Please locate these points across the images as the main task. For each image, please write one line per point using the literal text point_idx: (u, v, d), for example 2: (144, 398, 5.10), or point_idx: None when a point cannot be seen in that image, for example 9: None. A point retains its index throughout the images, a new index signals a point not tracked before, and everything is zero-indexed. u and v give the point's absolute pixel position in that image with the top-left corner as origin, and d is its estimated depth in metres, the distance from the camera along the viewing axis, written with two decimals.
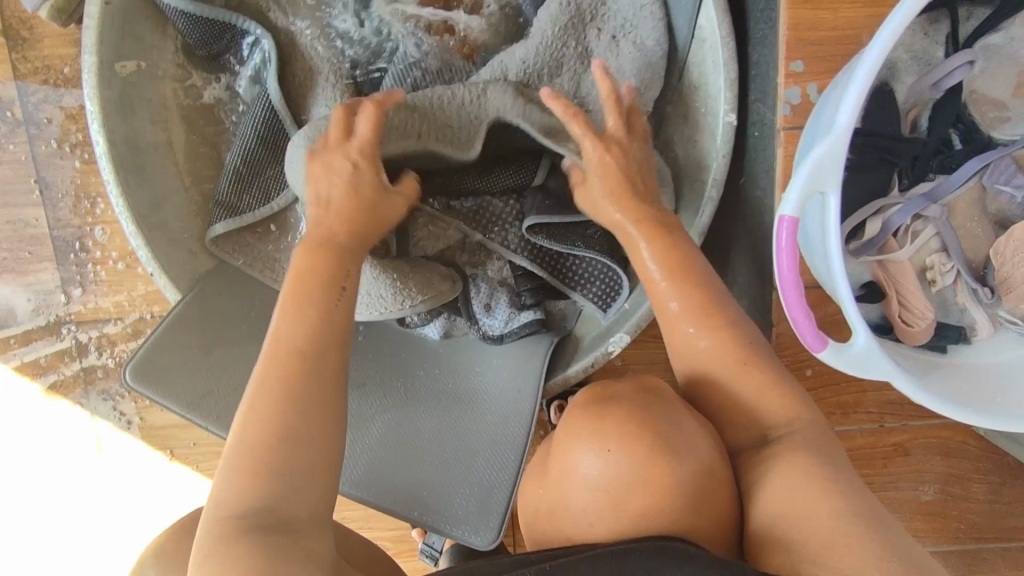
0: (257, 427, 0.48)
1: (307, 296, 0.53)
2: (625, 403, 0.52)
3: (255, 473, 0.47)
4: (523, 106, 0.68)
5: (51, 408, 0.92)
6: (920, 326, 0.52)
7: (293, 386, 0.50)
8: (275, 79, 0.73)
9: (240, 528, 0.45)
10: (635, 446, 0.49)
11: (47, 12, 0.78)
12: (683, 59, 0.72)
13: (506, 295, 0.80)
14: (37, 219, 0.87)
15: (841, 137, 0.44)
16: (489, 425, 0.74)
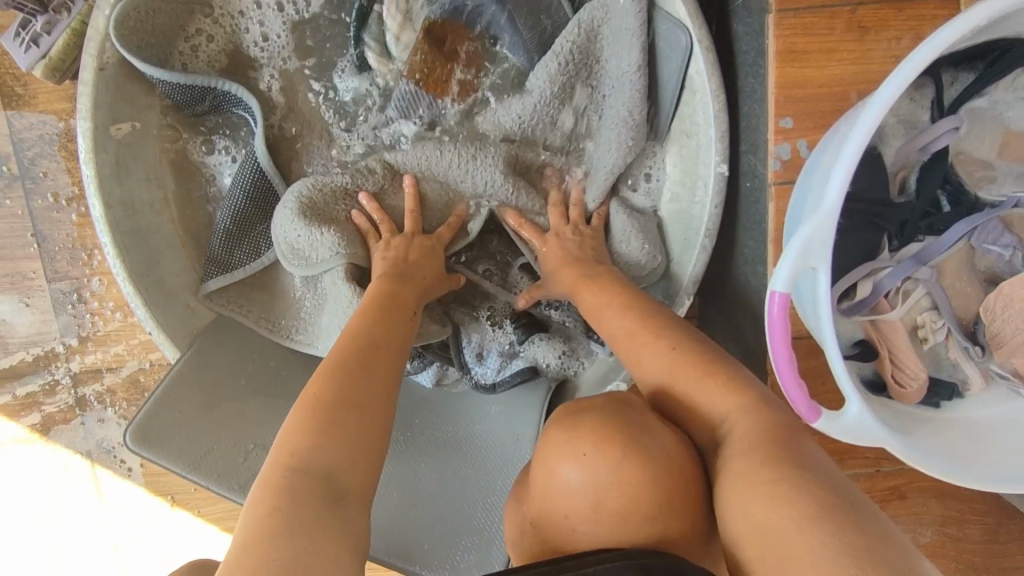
0: (329, 393, 0.52)
1: (389, 307, 0.63)
2: (596, 413, 0.53)
3: (322, 430, 0.49)
4: (508, 182, 0.74)
5: (51, 457, 0.92)
6: (913, 386, 0.53)
7: (364, 369, 0.55)
8: (262, 143, 0.73)
9: (308, 484, 0.46)
10: (608, 450, 0.50)
11: (42, 71, 0.78)
12: (667, 114, 0.72)
13: (498, 342, 0.80)
14: (35, 271, 0.87)
15: (828, 217, 0.45)
16: (486, 465, 0.75)
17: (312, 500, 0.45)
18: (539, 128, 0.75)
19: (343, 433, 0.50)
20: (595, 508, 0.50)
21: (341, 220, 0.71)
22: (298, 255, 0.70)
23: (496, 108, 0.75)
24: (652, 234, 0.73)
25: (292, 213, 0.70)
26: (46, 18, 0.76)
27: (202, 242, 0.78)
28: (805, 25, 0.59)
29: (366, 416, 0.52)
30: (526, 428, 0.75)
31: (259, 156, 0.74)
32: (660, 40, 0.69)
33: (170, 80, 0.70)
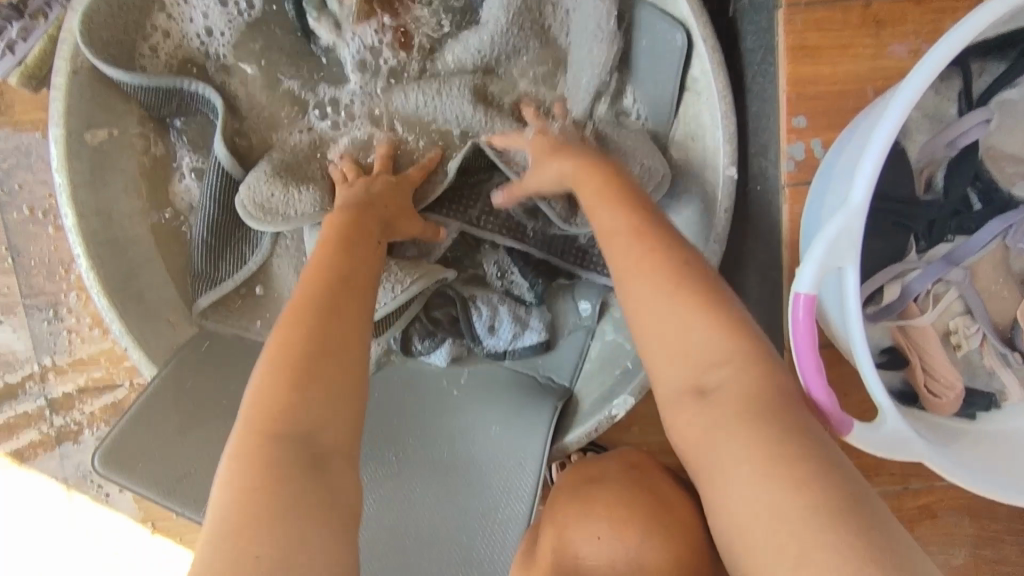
0: (299, 343, 0.46)
1: (356, 244, 0.57)
2: (610, 487, 0.53)
3: (298, 385, 0.44)
4: (483, 115, 0.71)
5: (25, 483, 0.87)
6: (949, 397, 0.50)
7: (338, 312, 0.50)
8: (220, 143, 0.68)
9: (286, 446, 0.42)
10: (624, 531, 0.49)
11: (18, 78, 0.74)
12: (639, 65, 0.70)
13: (508, 312, 0.78)
14: (9, 286, 0.83)
15: (857, 212, 0.41)
16: (484, 485, 0.71)
17: (294, 465, 0.41)
18: (503, 56, 0.72)
19: (321, 383, 0.45)
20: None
21: (315, 177, 0.70)
22: (268, 214, 0.67)
23: (456, 43, 0.72)
24: (650, 146, 0.68)
25: (265, 174, 0.68)
26: (21, 24, 0.73)
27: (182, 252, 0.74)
28: (816, 19, 0.56)
29: (343, 363, 0.47)
30: (531, 453, 0.71)
31: (219, 156, 0.69)
32: (656, 35, 0.67)
33: (135, 82, 0.66)
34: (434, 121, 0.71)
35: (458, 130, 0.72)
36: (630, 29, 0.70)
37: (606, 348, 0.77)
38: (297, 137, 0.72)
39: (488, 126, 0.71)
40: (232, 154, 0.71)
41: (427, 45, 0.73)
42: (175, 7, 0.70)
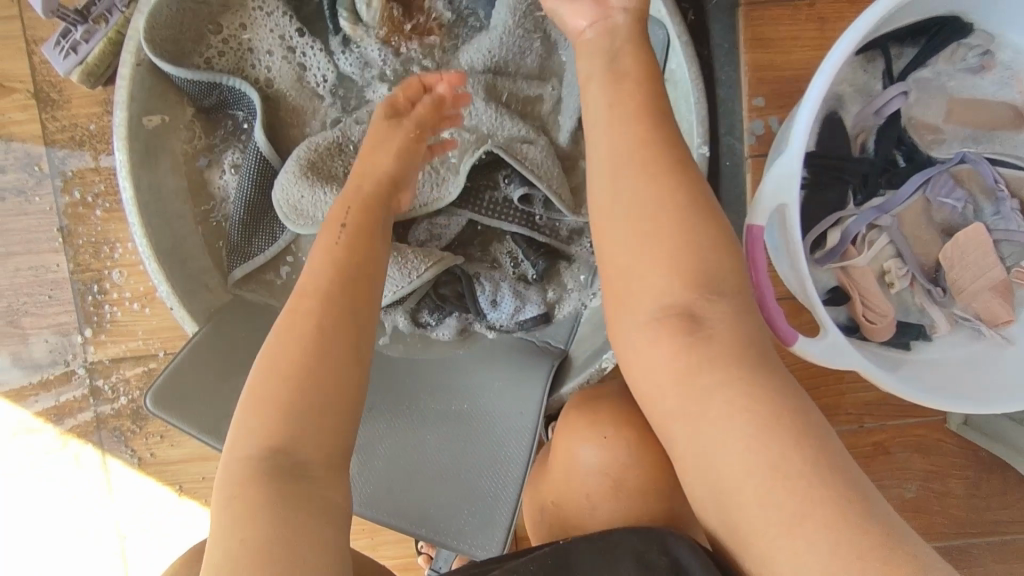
0: (277, 372, 0.51)
1: (339, 244, 0.59)
2: (612, 401, 0.62)
3: (278, 413, 0.50)
4: (494, 113, 0.80)
5: (64, 448, 0.94)
6: (882, 323, 0.58)
7: (319, 336, 0.53)
8: (262, 132, 0.78)
9: (263, 469, 0.48)
10: (626, 433, 0.58)
11: (79, 75, 0.86)
12: None
13: (509, 287, 0.85)
14: (58, 264, 0.92)
15: (795, 159, 0.52)
16: (488, 433, 0.77)
17: (270, 483, 0.47)
18: (510, 57, 0.81)
19: (301, 404, 0.50)
20: (619, 489, 0.58)
21: (338, 176, 0.79)
22: (299, 215, 0.76)
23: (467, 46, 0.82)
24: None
25: (293, 176, 0.76)
26: (85, 27, 0.83)
27: (219, 232, 0.84)
28: (770, 16, 0.67)
29: (326, 375, 0.51)
30: (528, 403, 0.77)
31: (260, 145, 0.79)
32: None
33: (188, 77, 0.76)
34: None
35: (470, 126, 0.80)
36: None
37: (596, 314, 0.83)
38: (323, 137, 0.79)
39: (497, 123, 0.80)
40: (271, 143, 0.81)
41: (443, 49, 0.83)
42: (221, 17, 0.80)
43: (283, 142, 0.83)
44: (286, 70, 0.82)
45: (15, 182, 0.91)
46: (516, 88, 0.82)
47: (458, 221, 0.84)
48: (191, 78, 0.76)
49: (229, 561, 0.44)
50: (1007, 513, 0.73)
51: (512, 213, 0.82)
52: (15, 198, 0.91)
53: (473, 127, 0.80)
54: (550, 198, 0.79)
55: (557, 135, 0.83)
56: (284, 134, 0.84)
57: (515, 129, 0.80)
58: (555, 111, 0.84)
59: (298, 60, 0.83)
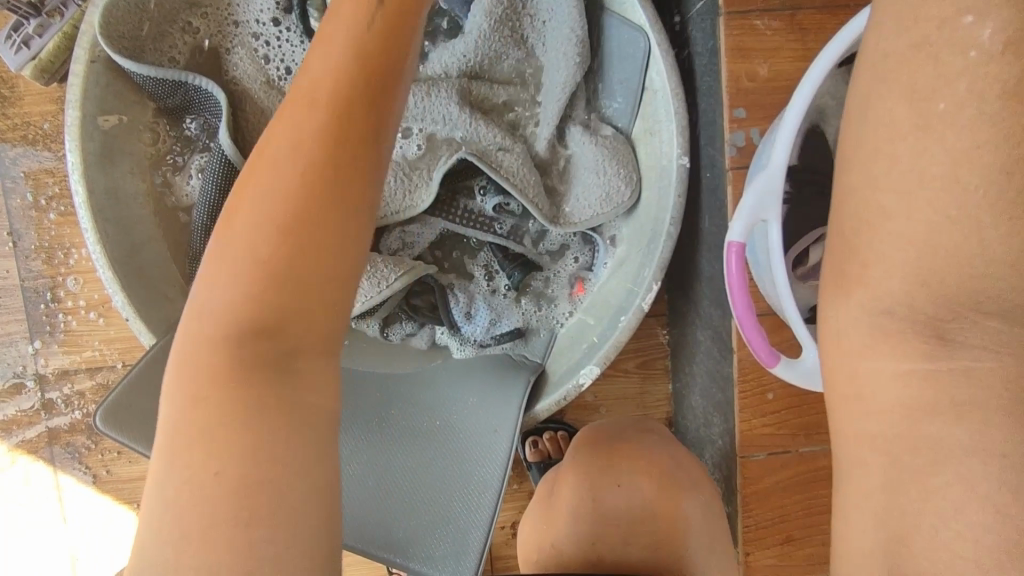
0: (264, 225, 0.40)
1: (334, 44, 0.42)
2: (631, 442, 0.63)
3: (262, 273, 0.39)
4: (469, 117, 0.76)
5: (15, 466, 0.89)
6: None
7: (316, 195, 0.40)
8: (227, 134, 0.74)
9: (244, 348, 0.39)
10: (645, 480, 0.59)
11: (30, 71, 0.81)
12: (607, 68, 0.78)
13: (484, 300, 0.83)
14: (8, 270, 0.87)
15: (777, 173, 0.50)
16: (472, 455, 0.73)
17: (254, 380, 0.38)
18: (488, 61, 0.78)
19: (293, 271, 0.39)
20: (630, 540, 0.56)
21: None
22: None
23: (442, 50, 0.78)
24: (623, 154, 0.77)
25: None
26: (38, 21, 0.79)
27: (182, 239, 0.80)
28: (751, 26, 0.65)
29: (332, 236, 0.40)
30: (505, 422, 0.74)
31: (224, 148, 0.75)
32: (622, 42, 0.75)
33: (147, 74, 0.72)
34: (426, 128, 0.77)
35: (448, 132, 0.77)
36: (602, 37, 0.77)
37: (574, 329, 0.81)
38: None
39: (472, 128, 0.76)
40: (236, 146, 0.76)
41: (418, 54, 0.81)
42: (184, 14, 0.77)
43: (249, 144, 0.79)
44: (252, 68, 0.78)
45: None
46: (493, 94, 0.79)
47: (429, 231, 0.82)
48: (151, 75, 0.71)
49: (182, 485, 0.37)
50: None
51: (488, 224, 0.79)
52: None
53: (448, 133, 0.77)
54: (527, 207, 0.76)
55: (535, 141, 0.80)
56: (249, 136, 0.79)
57: (491, 136, 0.77)
58: (532, 117, 0.81)
59: (266, 61, 0.79)
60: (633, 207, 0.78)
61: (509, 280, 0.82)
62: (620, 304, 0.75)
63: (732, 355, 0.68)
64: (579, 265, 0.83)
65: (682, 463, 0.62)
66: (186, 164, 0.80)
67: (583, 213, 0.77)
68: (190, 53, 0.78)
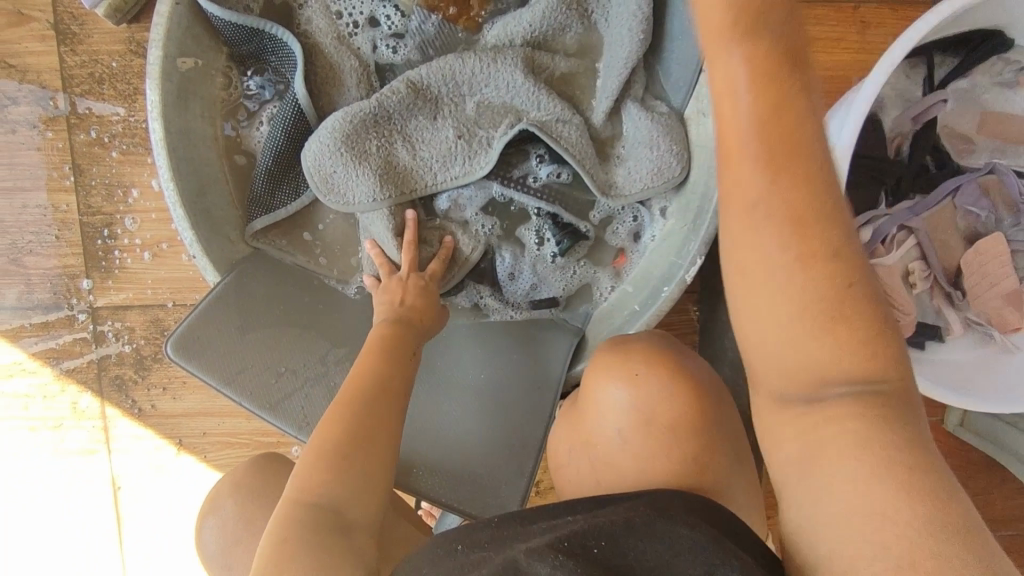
0: (339, 431, 0.58)
1: (394, 356, 0.65)
2: (643, 341, 0.65)
3: (333, 465, 0.56)
4: (530, 85, 0.80)
5: (61, 395, 0.92)
6: (904, 321, 0.61)
7: (375, 411, 0.60)
8: (303, 85, 0.77)
9: (314, 519, 0.53)
10: (660, 367, 0.62)
11: (104, 10, 0.83)
12: (664, 48, 0.82)
13: (531, 263, 0.85)
14: (69, 205, 0.89)
15: (843, 158, 0.53)
16: (521, 399, 0.78)
17: (320, 530, 0.52)
18: (550, 32, 0.81)
19: (352, 470, 0.56)
20: (653, 420, 0.60)
21: (371, 149, 0.78)
22: (329, 186, 0.78)
23: (508, 19, 0.81)
24: (676, 133, 0.80)
25: (326, 147, 0.77)
26: None
27: (244, 183, 0.83)
28: (817, 16, 0.69)
29: (378, 449, 0.58)
30: (549, 379, 0.79)
31: (299, 97, 0.78)
32: (685, 23, 0.78)
33: (227, 19, 0.74)
34: (488, 96, 0.81)
35: (509, 99, 0.80)
36: (664, 19, 0.80)
37: (616, 301, 0.85)
38: (360, 104, 0.78)
39: (531, 97, 0.80)
40: (308, 96, 0.79)
41: (484, 20, 0.83)
42: None
43: (319, 97, 0.82)
44: (325, 22, 0.81)
45: (27, 116, 0.88)
46: (554, 64, 0.82)
47: (480, 197, 0.84)
48: (233, 21, 0.74)
49: None
50: (988, 509, 0.76)
51: (539, 190, 0.82)
52: (27, 131, 0.88)
53: (506, 105, 0.81)
54: (582, 177, 0.80)
55: (592, 115, 0.83)
56: (317, 86, 0.81)
57: (549, 106, 0.80)
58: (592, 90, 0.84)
59: (337, 18, 0.82)
60: (682, 183, 0.82)
61: (556, 245, 0.84)
62: (662, 276, 0.79)
63: None
64: (627, 238, 0.85)
65: (703, 368, 0.63)
66: (252, 114, 0.83)
67: (632, 186, 0.81)
68: (266, 6, 0.81)
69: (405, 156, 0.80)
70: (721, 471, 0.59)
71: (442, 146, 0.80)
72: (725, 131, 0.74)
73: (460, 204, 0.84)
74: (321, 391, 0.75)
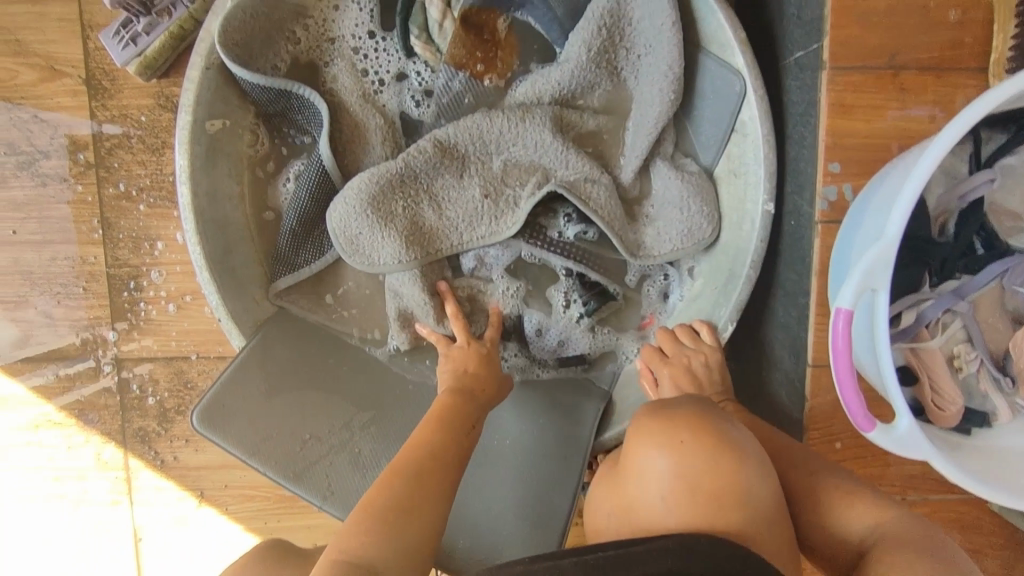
0: (391, 492, 0.61)
1: (452, 424, 0.69)
2: (684, 405, 0.61)
3: (380, 526, 0.58)
4: (559, 144, 0.79)
5: (85, 445, 0.92)
6: (951, 410, 0.59)
7: (423, 480, 0.62)
8: (328, 146, 0.77)
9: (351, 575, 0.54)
10: (703, 432, 0.57)
11: (135, 67, 0.84)
12: (694, 106, 0.80)
13: (558, 323, 0.83)
14: (96, 257, 0.90)
15: (890, 247, 0.51)
16: (547, 470, 0.78)
17: None
18: (579, 90, 0.80)
19: (394, 533, 0.58)
20: (694, 493, 0.55)
21: (397, 211, 0.77)
22: (354, 248, 0.77)
23: (536, 77, 0.81)
24: (707, 193, 0.79)
25: (352, 208, 0.76)
26: (148, 19, 0.82)
27: (267, 241, 0.82)
28: (855, 83, 0.66)
29: (424, 517, 0.60)
30: (577, 448, 0.79)
31: (324, 158, 0.77)
32: (717, 83, 0.76)
33: (255, 82, 0.74)
34: (516, 155, 0.80)
35: (537, 158, 0.79)
36: (695, 78, 0.79)
37: None
38: (386, 165, 0.78)
39: (560, 156, 0.79)
40: (333, 157, 0.79)
41: (511, 77, 0.83)
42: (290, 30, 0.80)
43: (344, 154, 0.81)
44: (351, 80, 0.81)
45: (57, 169, 0.88)
46: (583, 122, 0.81)
47: (506, 255, 0.83)
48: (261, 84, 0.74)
49: None
50: None
51: (566, 249, 0.80)
52: (57, 184, 0.89)
53: (535, 164, 0.80)
54: (610, 238, 0.79)
55: (622, 173, 0.82)
56: (342, 143, 0.81)
57: (577, 166, 0.79)
58: (620, 148, 0.82)
59: (364, 76, 0.82)
60: (712, 244, 0.80)
61: (583, 305, 0.83)
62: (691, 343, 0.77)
63: (804, 400, 0.70)
64: (655, 296, 0.84)
65: (747, 438, 0.59)
66: (278, 170, 0.83)
67: (662, 247, 0.79)
68: (295, 65, 0.82)
69: (432, 215, 0.79)
70: (769, 547, 0.56)
71: (470, 206, 0.79)
72: (758, 195, 0.73)
73: (488, 261, 0.83)
74: (345, 459, 0.75)
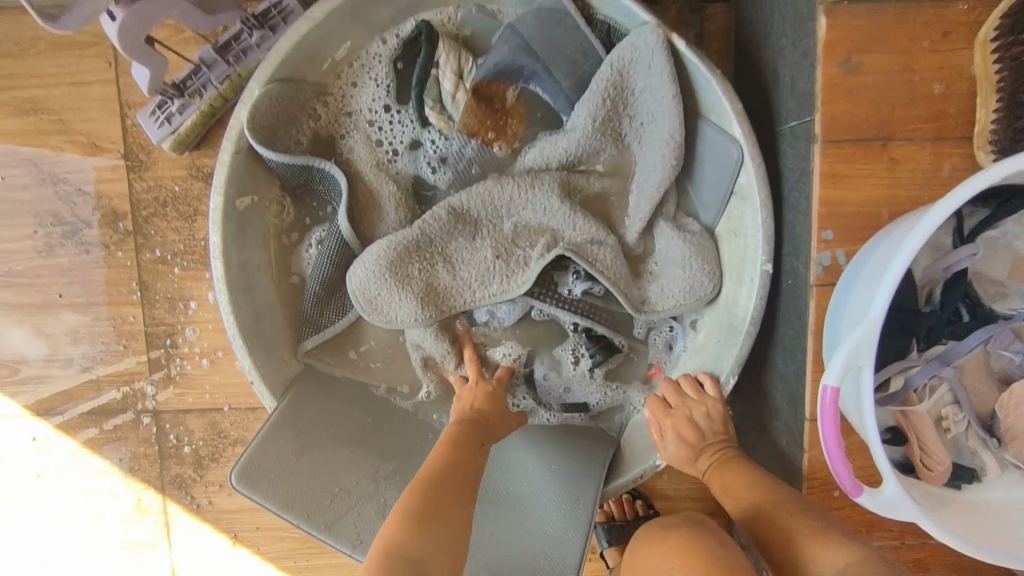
0: (419, 496, 0.65)
1: (468, 440, 0.73)
2: (676, 530, 0.65)
3: (416, 525, 0.62)
4: (566, 208, 0.83)
5: (128, 491, 0.98)
6: (939, 470, 0.62)
7: (445, 486, 0.66)
8: (346, 217, 0.82)
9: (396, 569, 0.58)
10: (690, 558, 0.61)
11: (170, 143, 0.90)
12: (695, 168, 0.84)
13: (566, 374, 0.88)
14: (135, 317, 0.96)
15: (874, 327, 0.55)
16: (558, 514, 0.81)
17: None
18: (584, 155, 0.85)
19: (430, 531, 0.62)
20: None
21: (414, 274, 0.82)
22: (374, 310, 0.82)
23: (543, 144, 0.85)
24: (707, 251, 0.82)
25: (372, 274, 0.81)
26: (181, 101, 0.87)
27: (294, 303, 0.88)
28: (846, 154, 0.70)
29: (452, 519, 0.64)
30: (585, 491, 0.81)
31: (343, 228, 0.83)
32: (715, 149, 0.80)
33: (282, 161, 0.80)
34: (525, 218, 0.84)
35: (545, 221, 0.84)
36: (694, 143, 0.83)
37: None
38: (404, 232, 0.83)
39: (567, 219, 0.83)
40: (352, 226, 0.84)
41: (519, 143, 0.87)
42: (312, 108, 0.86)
43: (364, 221, 0.87)
44: (367, 152, 0.86)
45: (99, 237, 0.95)
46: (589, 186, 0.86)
47: (517, 311, 0.87)
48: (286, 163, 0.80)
49: None
50: None
51: (574, 306, 0.84)
52: (99, 250, 0.95)
53: (543, 226, 0.84)
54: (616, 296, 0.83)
55: (627, 232, 0.86)
56: (361, 210, 0.86)
57: (583, 228, 0.83)
58: (625, 208, 0.87)
59: (381, 147, 0.87)
60: (714, 299, 0.84)
61: (591, 356, 0.87)
62: None
63: (803, 453, 0.74)
64: (660, 347, 0.88)
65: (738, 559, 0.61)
66: (303, 236, 0.89)
67: (665, 303, 0.83)
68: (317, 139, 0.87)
69: (446, 277, 0.84)
70: None
71: (482, 267, 0.84)
72: (756, 257, 0.76)
73: (499, 316, 0.88)
74: (372, 508, 0.80)
